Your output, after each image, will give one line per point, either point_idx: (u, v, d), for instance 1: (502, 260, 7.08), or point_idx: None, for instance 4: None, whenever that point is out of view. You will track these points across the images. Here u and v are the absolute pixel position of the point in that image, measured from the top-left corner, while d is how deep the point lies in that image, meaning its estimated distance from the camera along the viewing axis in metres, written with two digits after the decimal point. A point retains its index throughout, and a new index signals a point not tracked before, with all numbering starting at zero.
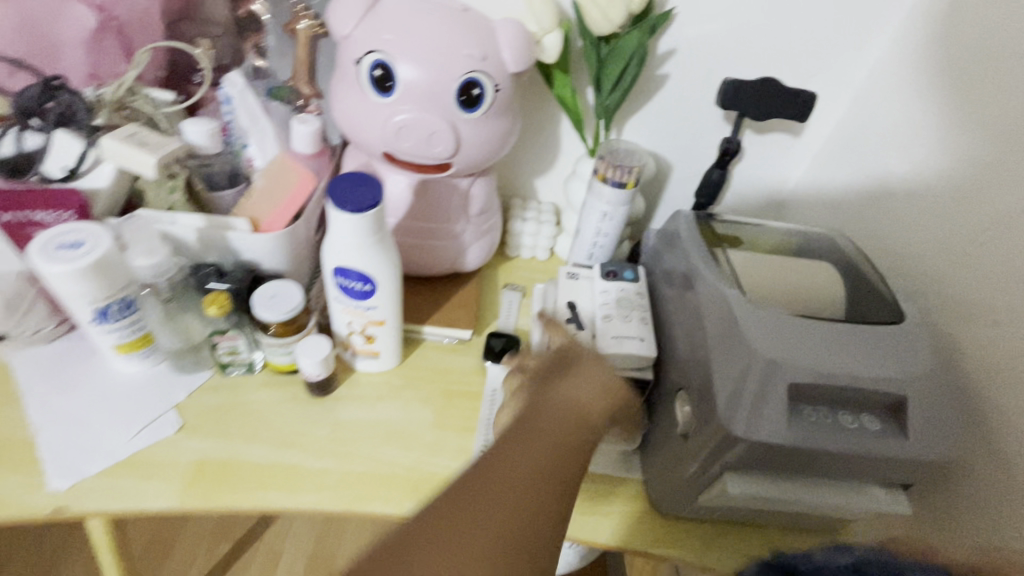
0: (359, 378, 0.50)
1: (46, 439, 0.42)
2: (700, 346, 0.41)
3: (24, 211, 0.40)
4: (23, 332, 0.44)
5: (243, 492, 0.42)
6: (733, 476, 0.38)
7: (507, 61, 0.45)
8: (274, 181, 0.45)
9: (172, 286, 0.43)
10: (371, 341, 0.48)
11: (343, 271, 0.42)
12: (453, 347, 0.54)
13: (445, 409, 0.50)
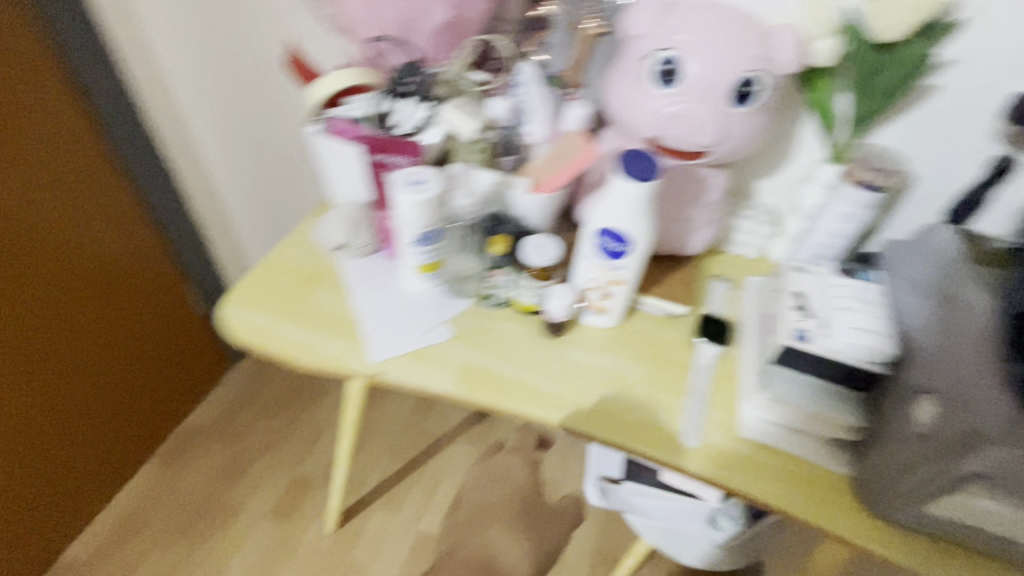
0: (584, 330, 0.58)
1: (367, 323, 0.56)
2: (956, 351, 0.40)
3: (384, 155, 0.54)
4: (356, 245, 0.61)
5: (499, 395, 0.52)
6: (980, 485, 0.39)
7: (784, 62, 0.49)
8: (557, 153, 0.56)
9: (469, 225, 0.56)
10: (607, 297, 0.55)
11: (608, 232, 0.49)
12: (666, 320, 0.60)
13: (659, 371, 0.56)
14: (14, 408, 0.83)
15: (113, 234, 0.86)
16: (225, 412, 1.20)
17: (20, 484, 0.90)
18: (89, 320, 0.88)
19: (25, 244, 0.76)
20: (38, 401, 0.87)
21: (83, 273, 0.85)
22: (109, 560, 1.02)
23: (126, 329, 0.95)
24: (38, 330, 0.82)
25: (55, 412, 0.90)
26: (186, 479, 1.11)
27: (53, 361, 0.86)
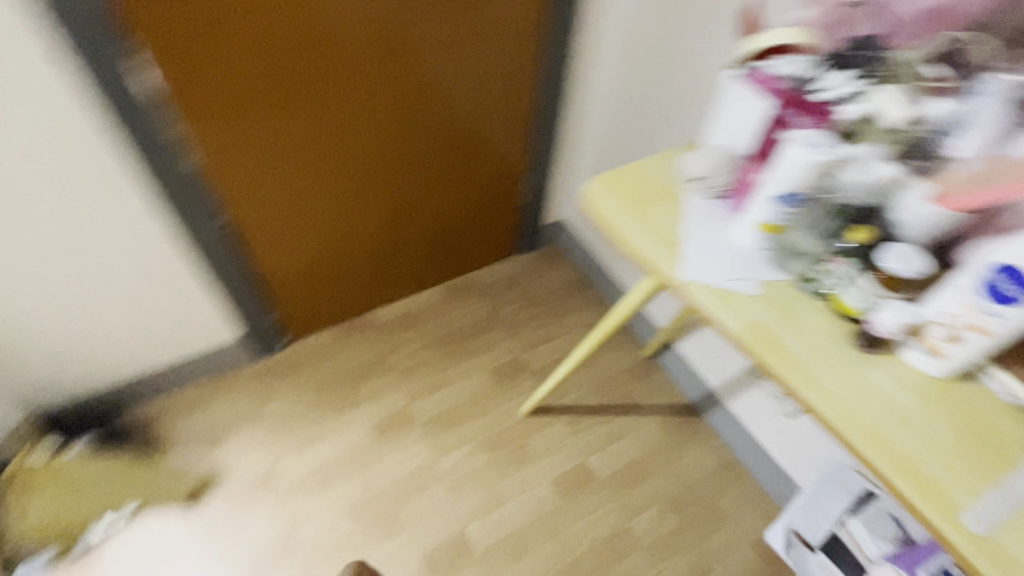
0: (898, 363, 0.54)
1: (689, 247, 0.63)
2: None
3: (794, 113, 0.58)
4: (712, 182, 0.67)
5: (780, 362, 0.54)
6: None
7: None
8: (992, 173, 0.48)
9: (840, 208, 0.57)
10: (953, 341, 0.49)
11: (1008, 270, 0.44)
12: (1005, 407, 0.51)
13: (968, 444, 0.50)
14: (410, 201, 1.24)
15: (512, 108, 1.18)
16: (503, 279, 1.63)
17: (385, 253, 1.35)
18: (469, 162, 1.24)
19: (471, 94, 1.09)
20: (420, 204, 1.27)
21: (483, 129, 1.19)
22: (397, 328, 1.46)
23: (482, 178, 1.30)
24: (445, 156, 1.19)
25: (421, 216, 1.31)
26: (462, 307, 1.54)
27: (441, 182, 1.24)
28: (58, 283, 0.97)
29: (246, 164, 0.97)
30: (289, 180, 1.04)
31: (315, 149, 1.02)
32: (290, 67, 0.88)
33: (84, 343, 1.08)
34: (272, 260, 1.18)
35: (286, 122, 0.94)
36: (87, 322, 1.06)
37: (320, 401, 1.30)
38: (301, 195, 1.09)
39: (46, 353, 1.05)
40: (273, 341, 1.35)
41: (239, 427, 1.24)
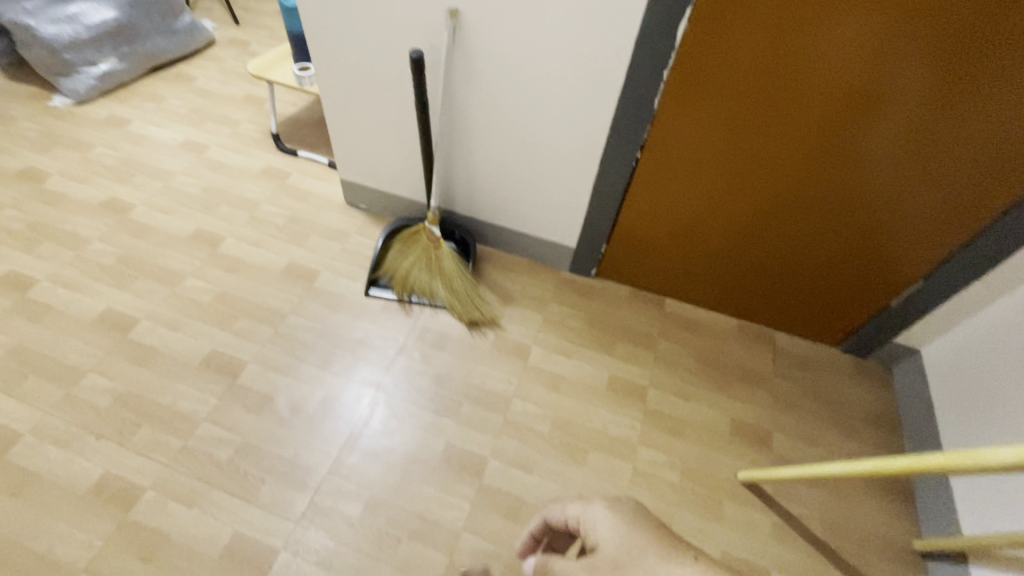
0: None
1: None
2: None
3: None
4: None
5: None
6: None
7: None
8: None
9: None
10: None
11: None
12: None
13: None
14: (784, 226, 1.28)
15: (960, 197, 1.09)
16: (800, 355, 1.48)
17: (722, 260, 1.42)
18: (867, 223, 1.20)
19: (929, 164, 1.06)
20: (790, 235, 1.29)
21: (910, 201, 1.13)
22: (673, 323, 1.50)
23: (866, 245, 1.25)
24: (851, 206, 1.18)
25: (779, 246, 1.33)
26: (742, 348, 1.47)
27: (825, 224, 1.24)
28: (520, 138, 1.29)
29: (681, 127, 1.15)
30: (703, 156, 1.19)
31: (745, 141, 1.14)
32: (780, 69, 1.00)
33: (498, 188, 1.43)
34: (635, 211, 1.37)
35: (740, 109, 1.08)
36: (511, 177, 1.39)
37: (585, 331, 1.46)
38: (697, 172, 1.23)
39: (477, 181, 1.44)
40: (588, 267, 1.56)
41: (528, 305, 1.50)
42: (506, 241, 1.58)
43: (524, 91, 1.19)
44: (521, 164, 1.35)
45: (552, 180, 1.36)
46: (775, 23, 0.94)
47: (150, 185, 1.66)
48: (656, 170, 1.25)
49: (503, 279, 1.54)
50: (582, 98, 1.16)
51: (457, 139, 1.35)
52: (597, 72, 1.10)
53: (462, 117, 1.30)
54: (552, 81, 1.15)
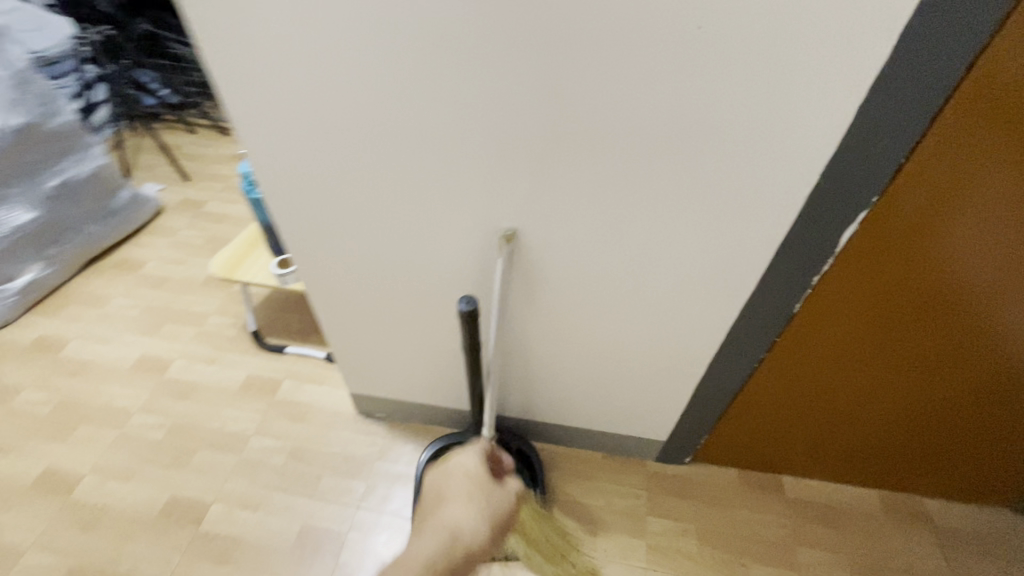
0: None
1: None
2: None
3: None
4: None
5: None
6: None
7: None
8: None
9: None
10: None
11: None
12: None
13: None
14: (923, 396, 1.00)
15: None
16: (967, 529, 1.19)
17: (843, 433, 1.13)
18: None
19: None
20: (930, 403, 1.01)
21: None
22: (806, 516, 1.20)
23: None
24: (1014, 371, 0.91)
25: (917, 415, 1.04)
26: (898, 536, 1.17)
27: (978, 390, 0.96)
28: (602, 343, 1.01)
29: (821, 317, 0.87)
30: (819, 342, 0.92)
31: (874, 323, 0.87)
32: (926, 252, 0.75)
33: (566, 389, 1.15)
34: (755, 400, 1.07)
35: (870, 293, 0.82)
36: (583, 379, 1.11)
37: (706, 556, 1.14)
38: (811, 356, 0.95)
39: (538, 385, 1.15)
40: (680, 457, 1.25)
41: (623, 532, 1.17)
42: (573, 437, 1.27)
43: (608, 302, 0.92)
44: (598, 367, 1.07)
45: (637, 380, 1.08)
46: (924, 207, 0.69)
47: (100, 438, 1.27)
48: (788, 359, 0.96)
49: (582, 494, 1.22)
50: (685, 308, 0.90)
51: (512, 348, 1.07)
52: (709, 282, 0.85)
53: (519, 327, 1.02)
54: (646, 293, 0.89)
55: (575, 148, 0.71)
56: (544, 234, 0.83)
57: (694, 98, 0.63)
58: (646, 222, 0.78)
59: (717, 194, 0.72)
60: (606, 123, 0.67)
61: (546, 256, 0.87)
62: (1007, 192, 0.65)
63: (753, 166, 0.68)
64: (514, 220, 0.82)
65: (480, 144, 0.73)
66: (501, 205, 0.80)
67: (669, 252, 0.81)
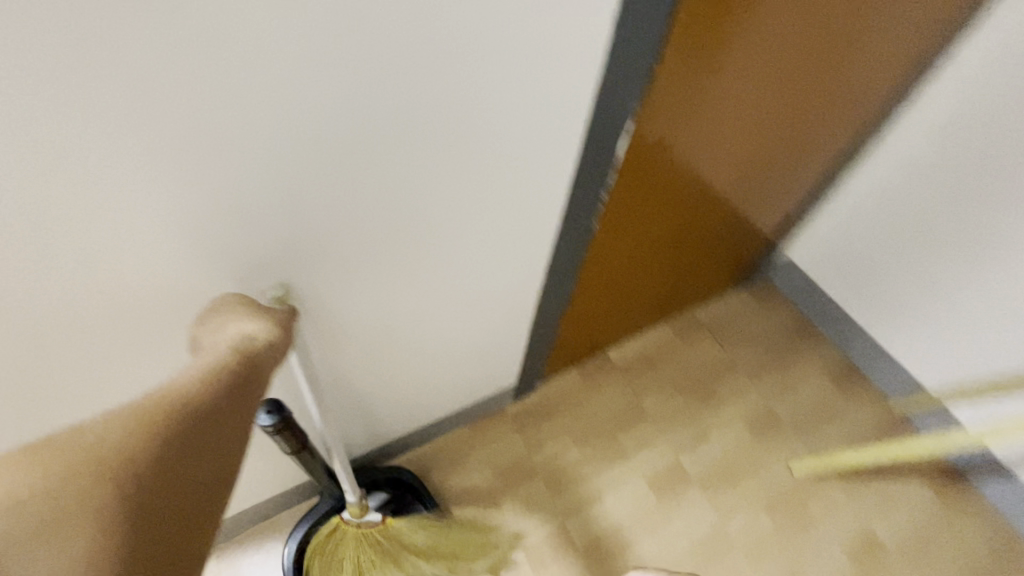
0: None
1: None
2: None
3: None
4: None
5: None
6: None
7: None
8: None
9: None
10: None
11: None
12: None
13: None
14: (679, 243, 1.20)
15: (796, 155, 1.13)
16: (725, 319, 1.55)
17: (638, 298, 1.30)
18: (737, 206, 1.20)
19: (778, 142, 1.04)
20: (683, 246, 1.23)
21: (765, 174, 1.14)
22: (636, 373, 1.38)
23: (736, 219, 1.26)
24: (726, 199, 1.14)
25: (677, 258, 1.26)
26: (694, 349, 1.46)
27: (708, 223, 1.20)
28: (424, 333, 0.91)
29: (610, 220, 0.91)
30: (612, 240, 0.97)
31: (643, 205, 0.96)
32: (671, 133, 0.81)
33: (411, 393, 1.04)
34: (573, 310, 1.12)
35: (639, 183, 0.88)
36: (425, 375, 1.02)
37: (589, 453, 1.23)
38: (608, 253, 1.01)
39: (381, 406, 1.01)
40: (532, 386, 1.28)
41: (517, 485, 1.17)
42: (432, 429, 1.17)
43: (425, 294, 0.83)
44: (436, 357, 0.99)
45: (476, 351, 1.04)
46: (666, 96, 0.72)
47: None
48: (596, 263, 1.01)
49: (464, 475, 1.17)
50: (496, 271, 0.87)
51: (340, 386, 0.90)
52: (512, 240, 0.83)
53: (339, 361, 0.85)
54: (459, 273, 0.83)
55: (337, 157, 0.58)
56: (332, 258, 0.68)
57: (427, 51, 0.53)
58: (422, 200, 0.68)
59: (480, 151, 0.66)
60: (364, 119, 0.55)
61: (342, 280, 0.72)
62: (713, 64, 0.73)
63: (503, 114, 0.63)
64: (291, 259, 0.65)
65: (166, 173, 0.51)
66: (267, 249, 0.63)
67: (468, 228, 0.76)
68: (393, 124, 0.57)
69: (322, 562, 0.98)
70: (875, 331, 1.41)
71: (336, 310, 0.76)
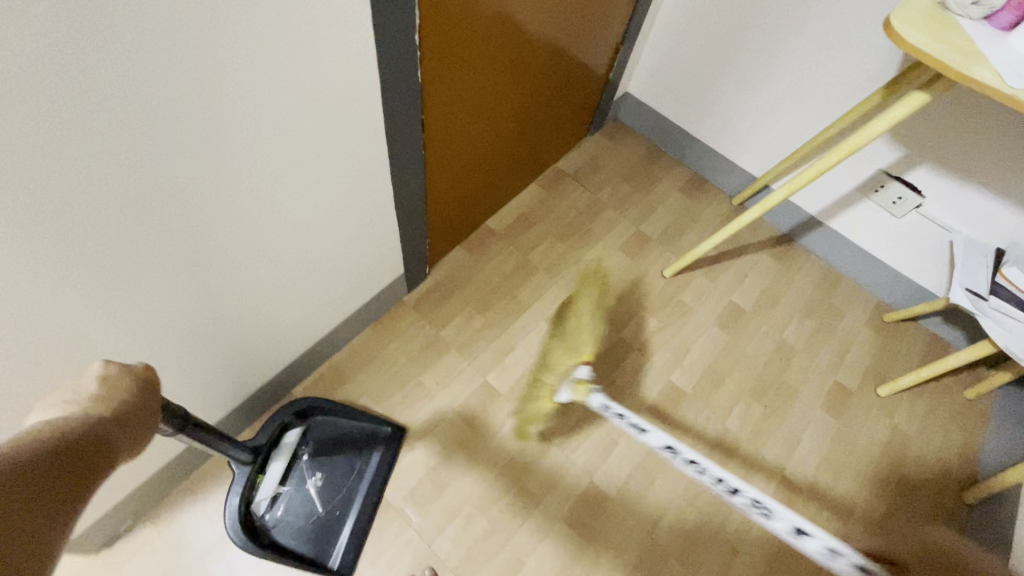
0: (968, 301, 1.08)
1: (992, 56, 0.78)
2: None
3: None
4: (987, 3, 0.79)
5: None
6: None
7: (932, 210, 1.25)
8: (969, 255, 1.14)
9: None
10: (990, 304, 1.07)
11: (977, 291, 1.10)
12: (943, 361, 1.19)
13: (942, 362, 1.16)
14: (524, 95, 1.21)
15: None
16: (586, 164, 1.63)
17: (500, 159, 1.32)
18: (567, 50, 1.23)
19: None
20: (530, 99, 1.25)
21: (585, 10, 1.16)
22: (518, 234, 1.45)
23: (570, 66, 1.30)
24: (557, 41, 1.16)
25: (527, 113, 1.29)
26: (564, 198, 1.54)
27: (546, 71, 1.22)
28: (286, 247, 0.87)
29: (443, 77, 0.89)
30: (453, 98, 0.96)
31: (477, 56, 0.94)
32: None
33: (301, 317, 1.03)
34: (436, 182, 1.12)
35: (463, 29, 0.86)
36: (308, 296, 1.01)
37: (493, 316, 1.30)
38: (454, 116, 1.01)
39: (272, 337, 1.00)
40: (422, 273, 1.30)
41: (437, 361, 1.22)
42: (336, 339, 1.17)
43: (276, 214, 0.81)
44: (312, 274, 0.98)
45: (351, 259, 1.05)
46: None
47: None
48: (438, 132, 1.00)
49: (384, 371, 1.19)
50: (347, 175, 0.88)
51: (219, 332, 0.87)
52: (353, 142, 0.84)
53: (208, 307, 0.82)
54: (307, 183, 0.81)
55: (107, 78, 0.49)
56: (161, 206, 0.64)
57: None
58: (231, 105, 0.61)
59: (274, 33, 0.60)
60: (162, 57, 0.52)
61: (177, 222, 0.67)
62: None
63: None
64: (120, 226, 0.61)
65: None
66: (99, 223, 0.59)
67: (302, 142, 0.75)
68: (190, 52, 0.53)
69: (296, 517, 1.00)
70: (709, 139, 1.59)
71: (184, 255, 0.72)
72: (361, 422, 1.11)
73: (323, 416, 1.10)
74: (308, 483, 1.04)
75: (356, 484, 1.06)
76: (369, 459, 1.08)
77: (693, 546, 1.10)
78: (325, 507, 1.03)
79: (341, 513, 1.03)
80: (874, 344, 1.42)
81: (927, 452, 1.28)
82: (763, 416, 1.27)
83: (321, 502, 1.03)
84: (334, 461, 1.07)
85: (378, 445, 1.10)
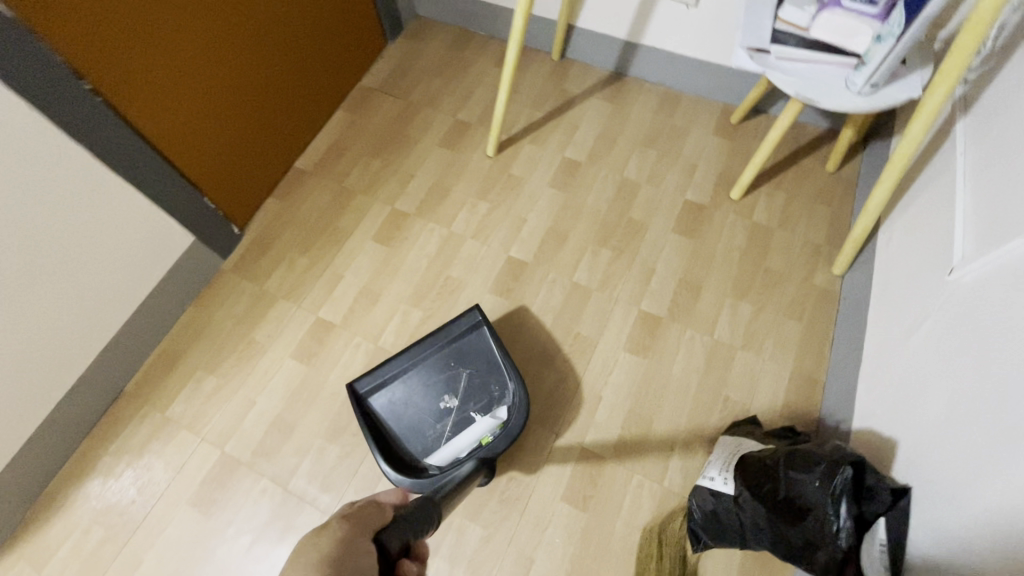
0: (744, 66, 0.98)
1: None
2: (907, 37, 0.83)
3: None
4: None
5: None
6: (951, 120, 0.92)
7: None
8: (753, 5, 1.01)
9: None
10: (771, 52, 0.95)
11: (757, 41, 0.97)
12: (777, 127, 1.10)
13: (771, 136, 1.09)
14: (260, 22, 1.13)
15: None
16: (392, 73, 1.52)
17: (275, 97, 1.25)
18: None
19: None
20: (272, 24, 1.16)
21: None
22: (331, 165, 1.37)
23: None
24: None
25: (281, 41, 1.20)
26: (374, 114, 1.44)
27: None
28: (37, 273, 0.90)
29: (85, 23, 0.83)
30: (125, 43, 0.90)
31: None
32: None
33: (88, 305, 1.00)
34: (181, 140, 1.07)
35: None
36: (76, 275, 0.96)
37: (315, 252, 1.25)
38: (147, 63, 0.95)
39: (43, 325, 0.94)
40: (230, 235, 1.24)
41: (266, 312, 1.18)
42: (150, 325, 1.13)
43: None
44: (68, 267, 0.94)
45: (103, 224, 0.97)
46: None
47: None
48: (121, 78, 0.91)
49: (211, 339, 1.16)
50: (5, 126, 0.77)
51: None
52: None
53: None
54: (20, 209, 0.83)
55: None
56: None
57: None
58: None
59: None
60: None
61: None
62: None
63: None
64: None
65: None
66: None
67: None
68: None
69: (485, 370, 1.05)
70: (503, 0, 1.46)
71: None
72: (380, 401, 1.02)
73: (402, 444, 0.99)
74: (453, 400, 1.03)
75: (429, 368, 1.05)
76: (403, 376, 1.04)
77: (553, 406, 1.06)
78: (460, 371, 1.05)
79: (457, 359, 1.06)
80: (724, 149, 1.33)
81: (793, 236, 1.20)
82: (613, 258, 1.20)
83: (457, 379, 1.04)
84: (418, 397, 1.03)
85: (385, 378, 1.03)
